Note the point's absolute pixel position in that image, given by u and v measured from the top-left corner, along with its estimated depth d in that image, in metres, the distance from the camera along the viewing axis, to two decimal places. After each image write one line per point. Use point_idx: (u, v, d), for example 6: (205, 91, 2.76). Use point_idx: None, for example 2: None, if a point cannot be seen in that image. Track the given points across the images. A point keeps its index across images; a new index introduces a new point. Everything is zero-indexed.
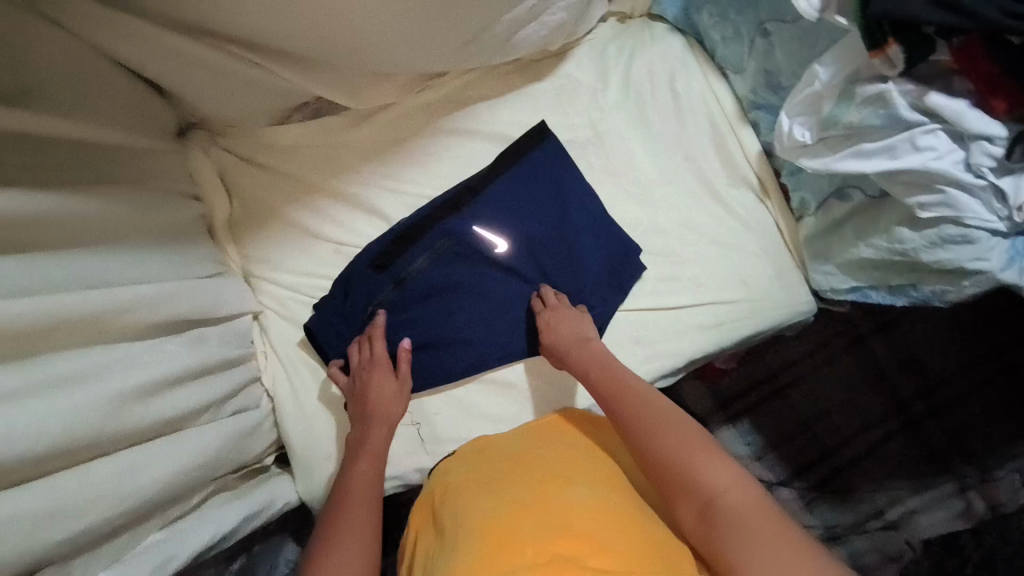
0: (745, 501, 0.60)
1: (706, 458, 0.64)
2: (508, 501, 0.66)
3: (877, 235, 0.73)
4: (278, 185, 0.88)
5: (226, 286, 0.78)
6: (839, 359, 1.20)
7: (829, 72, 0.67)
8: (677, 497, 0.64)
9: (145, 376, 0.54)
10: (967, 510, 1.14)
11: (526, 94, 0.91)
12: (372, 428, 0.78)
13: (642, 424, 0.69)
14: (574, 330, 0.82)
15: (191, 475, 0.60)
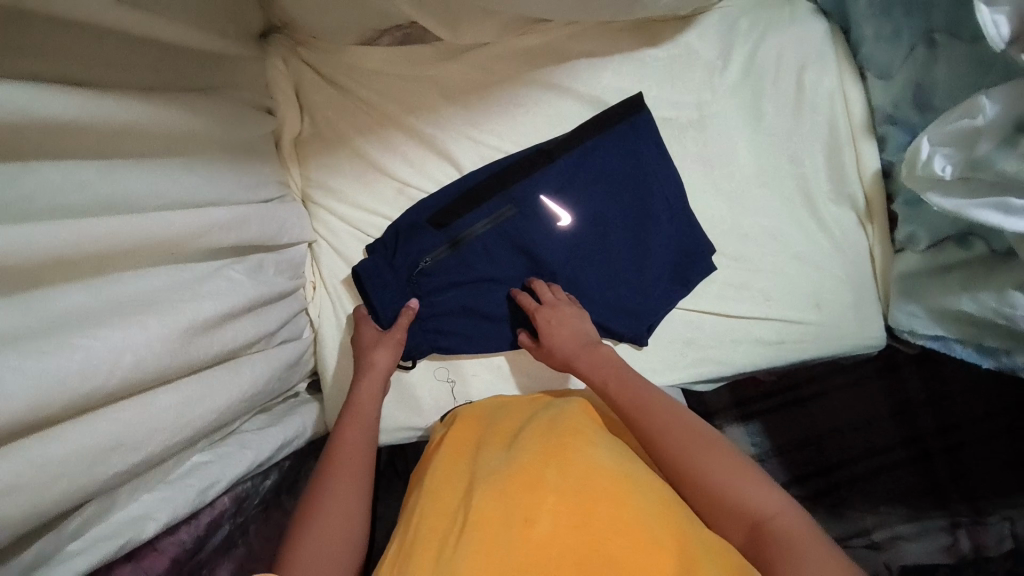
0: (795, 526, 0.56)
1: (752, 480, 0.60)
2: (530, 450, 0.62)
3: (985, 291, 0.66)
4: (353, 111, 0.82)
5: (290, 213, 0.75)
6: (868, 384, 1.15)
7: (996, 110, 0.59)
8: (722, 518, 0.59)
9: (213, 308, 0.52)
10: (952, 546, 1.06)
11: (634, 58, 0.83)
12: (361, 379, 0.75)
13: (677, 442, 0.64)
14: (578, 330, 0.77)
15: (241, 404, 0.59)
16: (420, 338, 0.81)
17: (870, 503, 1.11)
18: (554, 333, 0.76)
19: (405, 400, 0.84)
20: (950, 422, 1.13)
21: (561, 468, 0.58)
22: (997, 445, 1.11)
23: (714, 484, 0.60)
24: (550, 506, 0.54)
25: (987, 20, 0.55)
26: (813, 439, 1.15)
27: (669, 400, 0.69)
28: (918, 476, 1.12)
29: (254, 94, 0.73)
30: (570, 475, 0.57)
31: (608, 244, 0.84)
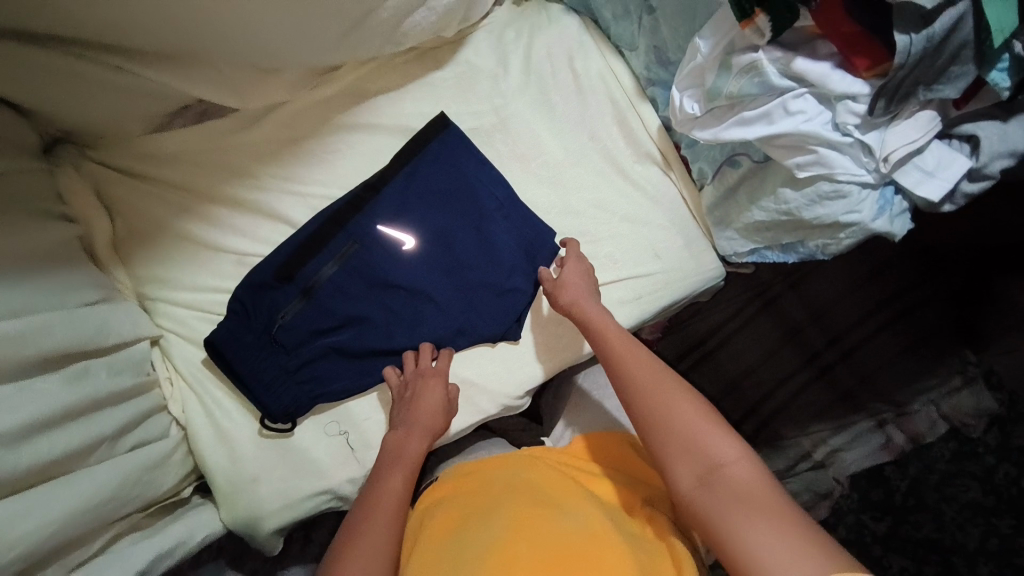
0: (746, 477, 0.64)
1: (715, 431, 0.68)
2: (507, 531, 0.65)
3: (766, 197, 0.75)
4: (165, 197, 0.81)
5: (117, 313, 0.72)
6: (759, 320, 1.21)
7: (709, 44, 0.68)
8: (680, 461, 0.67)
9: (27, 415, 0.54)
10: (887, 443, 1.14)
11: (424, 84, 0.90)
12: (413, 436, 0.77)
13: (655, 404, 0.71)
14: (586, 289, 0.83)
15: (83, 520, 0.59)
16: (294, 393, 0.79)
17: (800, 427, 1.17)
18: (558, 289, 0.83)
19: (302, 467, 0.80)
20: (842, 329, 1.18)
21: (529, 545, 0.62)
22: (888, 338, 1.16)
23: (685, 436, 0.68)
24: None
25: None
26: (731, 387, 1.20)
27: (653, 362, 0.76)
28: (828, 390, 1.17)
29: (49, 204, 0.72)
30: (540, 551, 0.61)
31: (456, 253, 0.88)
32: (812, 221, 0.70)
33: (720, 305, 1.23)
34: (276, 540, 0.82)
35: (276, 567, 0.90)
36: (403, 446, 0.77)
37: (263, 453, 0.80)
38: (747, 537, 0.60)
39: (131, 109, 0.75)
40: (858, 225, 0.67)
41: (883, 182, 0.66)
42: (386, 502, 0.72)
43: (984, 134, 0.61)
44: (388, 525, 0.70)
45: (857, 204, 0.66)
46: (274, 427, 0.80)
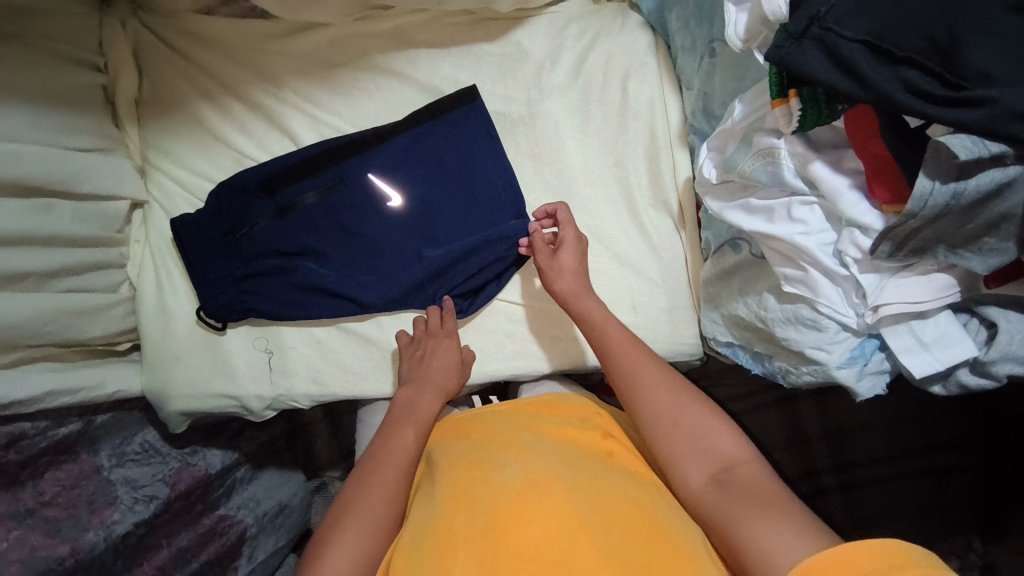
0: (756, 475, 0.60)
1: (720, 428, 0.64)
2: (453, 481, 0.62)
3: (753, 294, 0.66)
4: (191, 77, 0.85)
5: (104, 166, 0.77)
6: (761, 412, 1.00)
7: (744, 111, 0.60)
8: (689, 460, 0.63)
9: None
10: None
11: (469, 52, 0.87)
12: (426, 393, 0.75)
13: (659, 406, 0.66)
14: (578, 277, 0.77)
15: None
16: (232, 297, 0.82)
17: None
18: (554, 271, 0.77)
19: (218, 366, 0.84)
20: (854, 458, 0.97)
21: (469, 510, 0.57)
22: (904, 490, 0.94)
23: (689, 438, 0.64)
24: (469, 549, 0.53)
25: (732, 18, 0.56)
26: None
27: (656, 361, 0.71)
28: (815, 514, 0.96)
29: (79, 49, 0.78)
30: (484, 512, 0.56)
31: (433, 226, 0.85)
32: (783, 339, 0.61)
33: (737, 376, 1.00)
34: (179, 422, 0.86)
35: (193, 442, 0.94)
36: (413, 404, 0.74)
37: (190, 341, 0.84)
38: (758, 532, 0.54)
39: None
40: (821, 365, 0.58)
41: (867, 332, 0.56)
42: (393, 455, 0.69)
43: (1007, 326, 0.49)
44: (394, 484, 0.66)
45: (829, 343, 0.57)
46: (208, 322, 0.84)
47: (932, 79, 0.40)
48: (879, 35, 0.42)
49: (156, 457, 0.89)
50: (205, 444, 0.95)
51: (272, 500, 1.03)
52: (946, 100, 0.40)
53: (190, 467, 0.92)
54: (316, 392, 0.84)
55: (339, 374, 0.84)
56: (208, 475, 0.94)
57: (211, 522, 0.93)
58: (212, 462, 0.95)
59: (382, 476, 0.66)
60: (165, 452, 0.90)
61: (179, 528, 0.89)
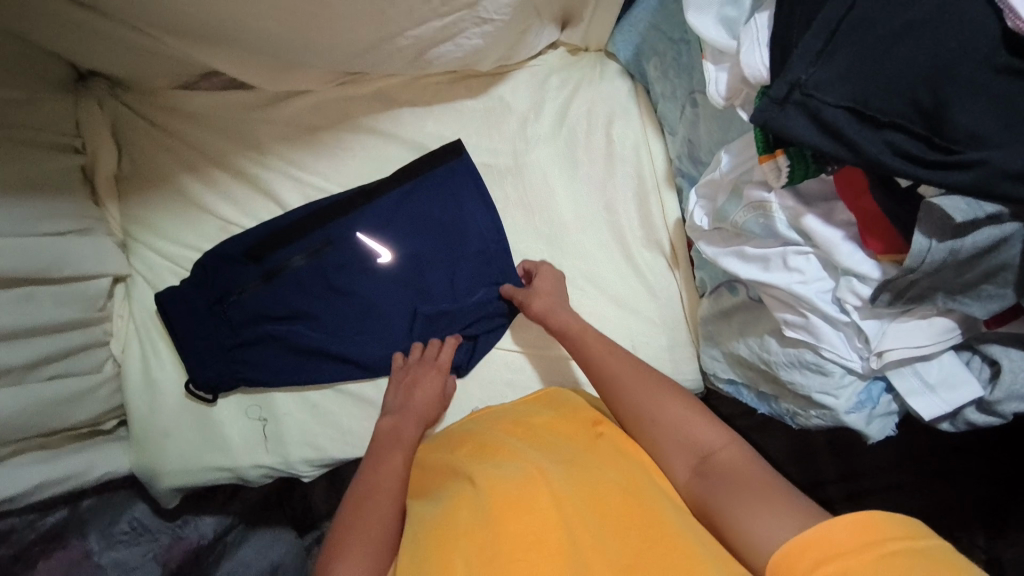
0: (741, 459, 0.59)
1: (700, 418, 0.63)
2: (451, 488, 0.60)
3: (753, 335, 0.66)
4: (173, 150, 0.84)
5: (85, 247, 0.75)
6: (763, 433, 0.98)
7: (731, 162, 0.60)
8: (673, 454, 0.62)
9: None
10: None
11: (452, 108, 0.87)
12: (405, 421, 0.74)
13: (639, 403, 0.66)
14: (557, 292, 0.79)
15: None
16: (224, 369, 0.80)
17: None
18: (529, 296, 0.79)
19: (212, 440, 0.81)
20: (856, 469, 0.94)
21: (469, 505, 0.56)
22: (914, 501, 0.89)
23: (670, 432, 0.63)
24: (469, 553, 0.52)
25: (712, 77, 0.57)
26: None
27: (632, 359, 0.71)
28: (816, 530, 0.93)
29: (55, 130, 0.77)
30: (483, 511, 0.54)
31: (425, 280, 0.84)
32: (788, 382, 0.62)
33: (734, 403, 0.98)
34: (171, 497, 0.82)
35: (184, 512, 0.89)
36: (398, 431, 0.73)
37: (180, 415, 0.81)
38: (749, 520, 0.53)
39: (150, 65, 0.79)
40: (829, 410, 0.58)
41: (872, 375, 0.57)
42: (382, 482, 0.66)
43: (1009, 366, 0.50)
44: (388, 509, 0.63)
45: (835, 387, 0.57)
46: (199, 395, 0.81)
47: (920, 141, 0.42)
48: (861, 100, 0.43)
49: (145, 535, 0.85)
50: (195, 513, 0.90)
51: (263, 563, 0.94)
52: (935, 163, 0.41)
53: (182, 539, 0.88)
54: (317, 458, 0.82)
55: (338, 438, 0.82)
56: (200, 545, 0.89)
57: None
58: (205, 533, 0.90)
59: (373, 503, 0.64)
60: (154, 528, 0.87)
61: None
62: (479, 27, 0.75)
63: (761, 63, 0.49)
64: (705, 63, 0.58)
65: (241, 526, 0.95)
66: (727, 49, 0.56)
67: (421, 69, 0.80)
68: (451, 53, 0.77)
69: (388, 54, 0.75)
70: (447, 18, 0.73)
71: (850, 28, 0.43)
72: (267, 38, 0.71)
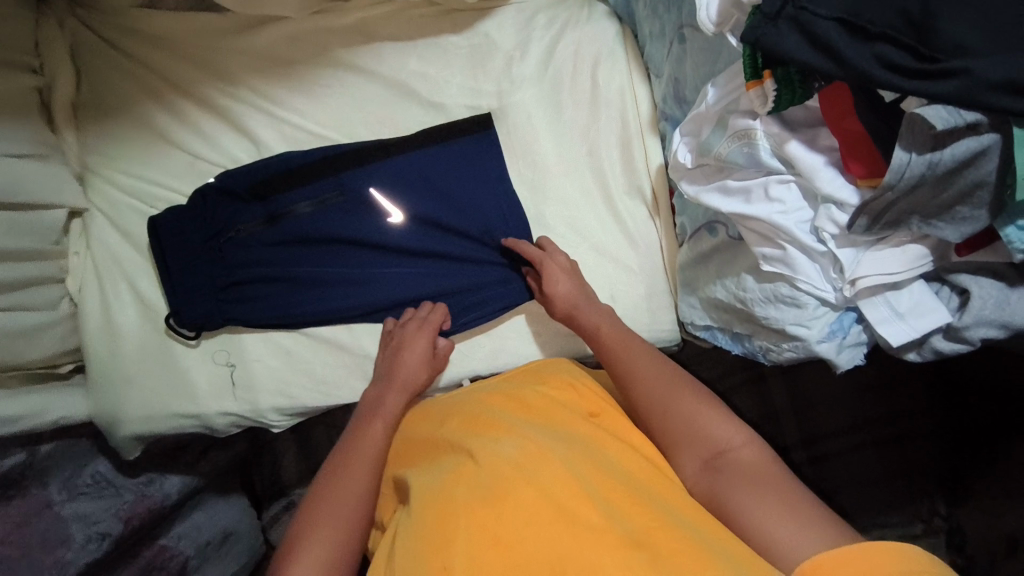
0: (756, 461, 0.58)
1: (718, 414, 0.62)
2: (450, 466, 0.58)
3: (730, 276, 0.67)
4: (139, 76, 0.80)
5: (39, 172, 0.71)
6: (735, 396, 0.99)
7: (717, 95, 0.60)
8: (683, 447, 0.61)
9: None
10: None
11: (435, 44, 0.85)
12: (390, 391, 0.73)
13: (654, 387, 0.65)
14: (573, 284, 0.75)
15: None
16: (215, 308, 0.78)
17: None
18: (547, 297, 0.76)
19: (177, 384, 0.78)
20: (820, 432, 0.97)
21: (471, 484, 0.54)
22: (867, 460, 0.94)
23: (686, 422, 0.62)
24: (467, 529, 0.51)
25: (702, 3, 0.56)
26: None
27: (648, 351, 0.69)
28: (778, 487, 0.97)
29: (6, 47, 0.71)
30: (483, 488, 0.54)
31: (438, 247, 0.82)
32: (762, 319, 0.62)
33: (708, 358, 1.00)
34: (133, 447, 0.79)
35: (148, 470, 0.87)
36: (380, 401, 0.72)
37: (143, 357, 0.78)
38: (761, 522, 0.53)
39: None
40: (802, 341, 0.59)
41: (844, 306, 0.58)
42: (362, 449, 0.67)
43: (978, 293, 0.51)
44: (364, 478, 0.64)
45: (809, 319, 0.58)
46: (179, 332, 0.78)
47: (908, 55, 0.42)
48: (852, 14, 0.43)
49: (109, 490, 0.83)
50: (162, 471, 0.88)
51: (216, 527, 0.93)
52: (918, 71, 0.41)
53: (146, 498, 0.85)
54: (286, 405, 0.80)
55: (312, 385, 0.80)
56: (165, 505, 0.87)
57: (149, 556, 0.85)
58: (172, 493, 0.88)
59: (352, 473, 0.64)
60: (118, 483, 0.84)
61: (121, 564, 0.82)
62: None
63: None
64: None
65: (201, 490, 0.94)
66: None
67: None
68: None
69: None
70: None
71: None
72: None
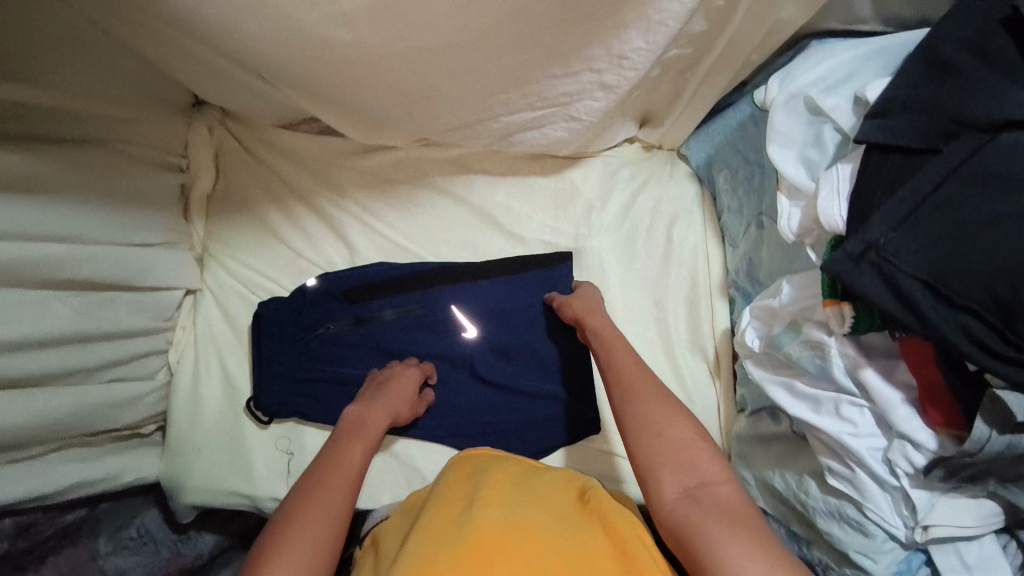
0: (735, 499, 0.53)
1: (704, 450, 0.57)
2: (432, 522, 0.55)
3: (791, 471, 0.64)
4: (264, 182, 0.91)
5: (168, 261, 0.81)
6: None
7: (791, 294, 0.61)
8: (664, 473, 0.56)
9: (38, 330, 0.63)
10: None
11: (524, 184, 0.91)
12: (377, 407, 0.75)
13: (639, 418, 0.61)
14: (594, 304, 0.79)
15: (32, 429, 0.66)
16: (289, 397, 0.84)
17: None
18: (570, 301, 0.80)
19: (238, 463, 0.83)
20: None
21: (453, 538, 0.51)
22: None
23: (670, 450, 0.57)
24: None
25: (785, 212, 0.59)
26: None
27: (652, 376, 0.67)
28: None
29: (164, 153, 0.84)
30: (463, 541, 0.51)
31: (502, 374, 0.86)
32: (824, 531, 0.59)
33: None
34: (187, 512, 0.85)
35: (190, 527, 0.91)
36: (363, 419, 0.73)
37: (214, 433, 0.84)
38: (736, 561, 0.46)
39: (261, 107, 0.86)
40: (866, 574, 0.55)
41: (915, 547, 0.54)
42: (343, 466, 0.65)
43: None
44: (340, 495, 0.61)
45: (874, 551, 0.55)
46: (255, 414, 0.84)
47: (992, 330, 0.42)
48: (938, 277, 0.43)
49: (149, 545, 0.87)
50: (199, 529, 0.91)
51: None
52: (1010, 356, 0.41)
53: (180, 557, 0.89)
54: None
55: None
56: (195, 564, 0.90)
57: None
58: (202, 553, 0.91)
59: (332, 486, 0.62)
60: (159, 539, 0.88)
61: None
62: (565, 122, 0.78)
63: (838, 212, 0.51)
64: (780, 196, 0.60)
65: (233, 549, 0.94)
66: (803, 187, 0.57)
67: (504, 146, 0.82)
68: (535, 140, 0.81)
69: (477, 132, 0.79)
70: (539, 112, 0.75)
71: (933, 205, 0.44)
72: (367, 106, 0.77)
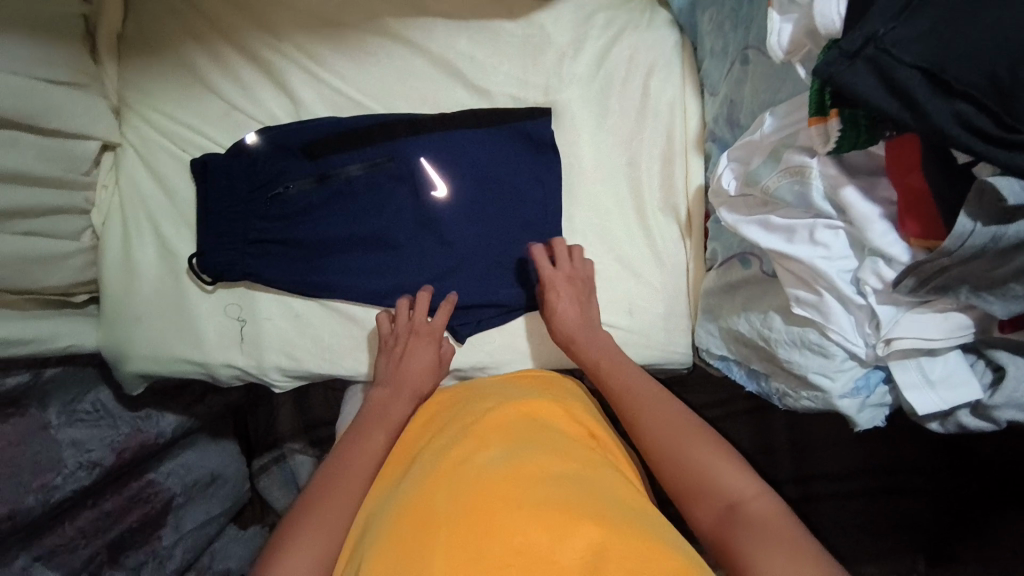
0: (768, 510, 0.55)
1: (728, 463, 0.59)
2: (425, 472, 0.57)
3: (756, 311, 0.64)
4: (189, 20, 0.79)
5: (75, 102, 0.70)
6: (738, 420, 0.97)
7: (774, 124, 0.58)
8: (697, 497, 0.58)
9: None
10: None
11: (488, 28, 0.82)
12: (399, 394, 0.73)
13: (658, 439, 0.63)
14: (582, 311, 0.74)
15: None
16: (238, 259, 0.77)
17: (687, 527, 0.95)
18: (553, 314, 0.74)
19: (185, 331, 0.77)
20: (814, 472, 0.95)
21: (447, 488, 0.53)
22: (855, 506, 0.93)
23: (693, 469, 0.59)
24: (445, 539, 0.48)
25: (775, 27, 0.53)
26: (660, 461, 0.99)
27: (667, 400, 0.66)
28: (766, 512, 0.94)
29: None
30: (459, 492, 0.52)
31: (470, 233, 0.80)
32: (784, 361, 0.61)
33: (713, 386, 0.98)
34: (135, 384, 0.80)
35: (147, 406, 0.88)
36: (387, 405, 0.72)
37: (155, 301, 0.77)
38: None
39: None
40: (822, 392, 0.57)
41: (873, 363, 0.56)
42: (359, 458, 0.66)
43: (1014, 372, 0.49)
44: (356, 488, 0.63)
45: (834, 370, 0.57)
46: (199, 276, 0.78)
47: (988, 117, 0.39)
48: (938, 64, 0.40)
49: (105, 420, 0.82)
50: (160, 409, 0.90)
51: (204, 469, 0.97)
52: (999, 140, 0.40)
53: (139, 433, 0.85)
54: (289, 368, 0.79)
55: (318, 352, 0.80)
56: (157, 442, 0.88)
57: (139, 487, 0.87)
58: (163, 430, 0.89)
59: (349, 482, 0.63)
60: (115, 415, 0.84)
61: (107, 492, 0.82)
62: None
63: (836, 12, 0.46)
64: (770, 11, 0.54)
65: (195, 432, 0.98)
66: None
67: None
68: None
69: None
70: None
71: None
72: None
